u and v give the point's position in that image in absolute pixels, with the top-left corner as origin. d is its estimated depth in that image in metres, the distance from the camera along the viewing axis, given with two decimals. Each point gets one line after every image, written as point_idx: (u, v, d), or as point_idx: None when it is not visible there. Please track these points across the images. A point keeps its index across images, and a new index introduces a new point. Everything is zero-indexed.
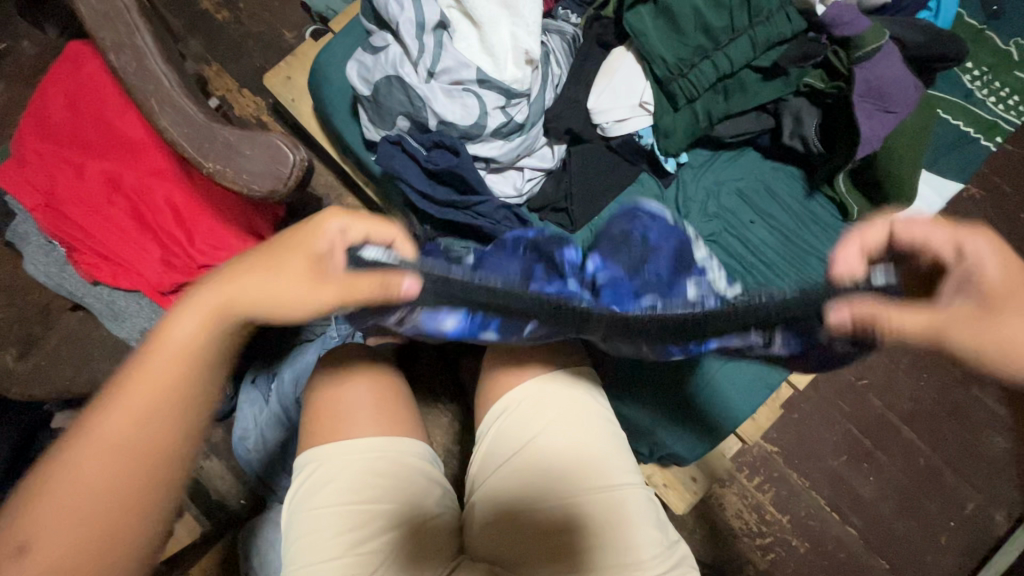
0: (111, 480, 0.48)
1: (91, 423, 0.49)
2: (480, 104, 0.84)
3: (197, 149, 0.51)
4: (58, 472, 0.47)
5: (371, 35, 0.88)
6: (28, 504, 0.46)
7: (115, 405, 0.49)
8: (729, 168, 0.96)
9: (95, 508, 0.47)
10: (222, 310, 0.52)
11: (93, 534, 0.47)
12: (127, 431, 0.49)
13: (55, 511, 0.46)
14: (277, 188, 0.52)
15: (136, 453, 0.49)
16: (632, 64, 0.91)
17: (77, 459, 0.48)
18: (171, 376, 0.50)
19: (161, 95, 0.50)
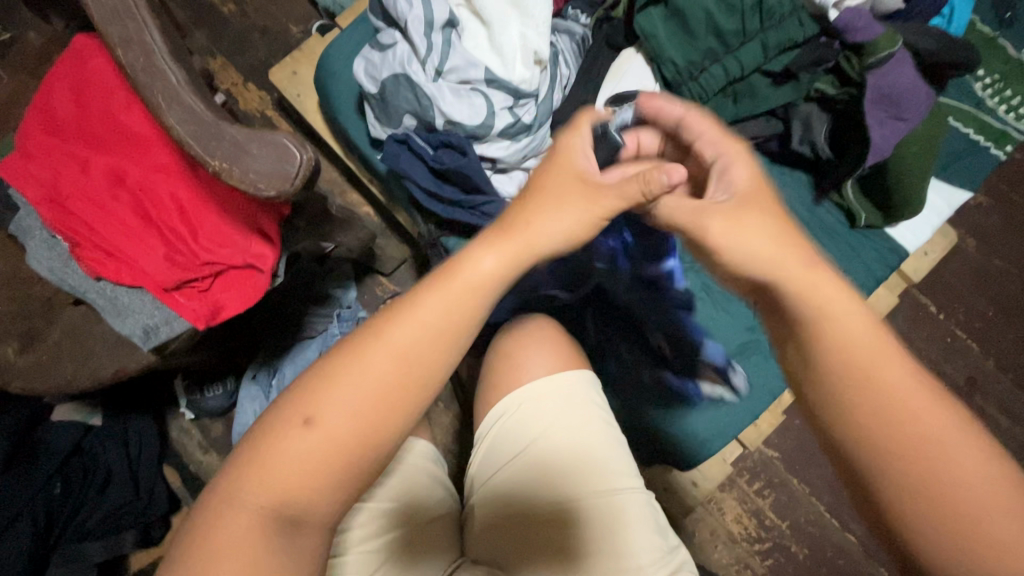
0: (394, 385, 0.48)
1: (393, 328, 0.49)
2: (488, 104, 0.83)
3: (204, 148, 0.50)
4: (354, 361, 0.48)
5: (379, 32, 0.87)
6: (327, 379, 0.48)
7: (421, 319, 0.49)
8: None
9: (372, 402, 0.48)
10: (511, 246, 0.53)
11: (368, 426, 0.48)
12: (418, 340, 0.49)
13: (347, 395, 0.47)
14: (285, 187, 0.51)
15: (408, 369, 0.49)
16: (642, 65, 0.91)
17: (382, 356, 0.48)
18: (463, 302, 0.51)
19: (169, 92, 0.50)
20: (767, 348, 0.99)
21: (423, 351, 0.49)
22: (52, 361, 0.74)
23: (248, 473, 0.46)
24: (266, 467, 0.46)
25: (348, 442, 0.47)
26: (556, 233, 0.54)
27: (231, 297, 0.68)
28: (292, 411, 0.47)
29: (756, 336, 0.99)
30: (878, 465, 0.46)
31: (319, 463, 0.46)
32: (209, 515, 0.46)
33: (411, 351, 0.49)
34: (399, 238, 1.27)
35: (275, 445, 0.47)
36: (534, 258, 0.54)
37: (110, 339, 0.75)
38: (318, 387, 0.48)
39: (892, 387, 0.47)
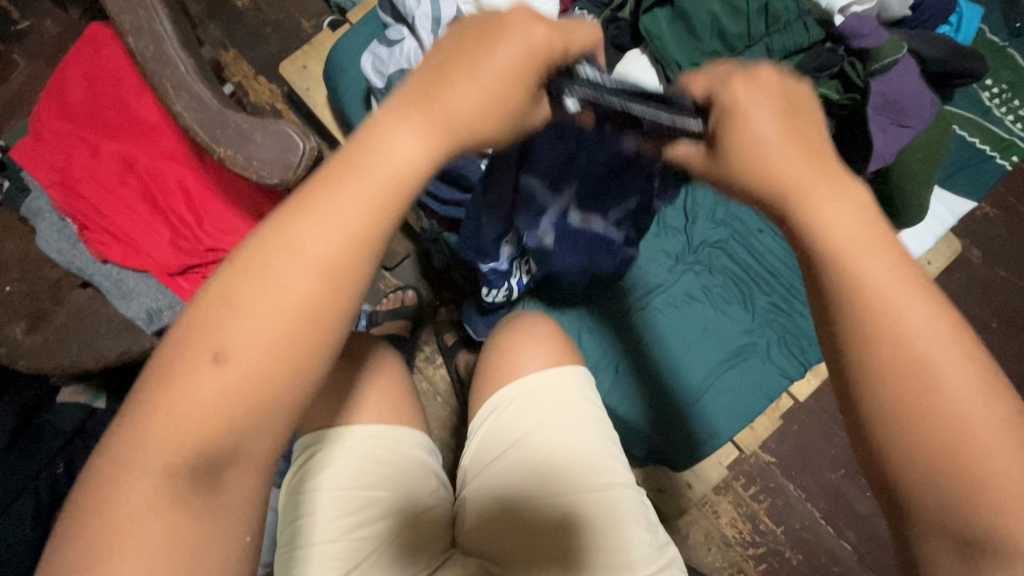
0: (295, 307, 0.37)
1: (285, 234, 0.37)
2: None
3: (210, 136, 0.52)
4: (250, 278, 0.37)
5: (388, 27, 0.89)
6: (221, 302, 0.36)
7: (318, 218, 0.37)
8: None
9: (271, 334, 0.36)
10: (437, 124, 0.39)
11: (273, 360, 0.36)
12: (321, 250, 0.37)
13: (238, 323, 0.36)
14: (286, 176, 0.52)
15: (315, 286, 0.37)
16: (645, 67, 0.88)
17: (277, 273, 0.37)
18: (378, 194, 0.38)
19: (177, 79, 0.51)
20: (764, 352, 0.99)
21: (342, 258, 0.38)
22: (58, 342, 0.76)
23: (132, 438, 0.36)
24: (155, 427, 0.35)
25: (249, 381, 0.36)
26: (509, 107, 0.42)
27: None
28: (182, 354, 0.36)
29: (753, 340, 0.99)
30: (877, 418, 0.36)
31: (222, 413, 0.36)
32: (92, 493, 0.35)
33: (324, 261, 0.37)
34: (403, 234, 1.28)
35: (159, 403, 0.36)
36: (475, 135, 0.41)
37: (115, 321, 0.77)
38: (209, 319, 0.36)
39: (946, 372, 0.34)
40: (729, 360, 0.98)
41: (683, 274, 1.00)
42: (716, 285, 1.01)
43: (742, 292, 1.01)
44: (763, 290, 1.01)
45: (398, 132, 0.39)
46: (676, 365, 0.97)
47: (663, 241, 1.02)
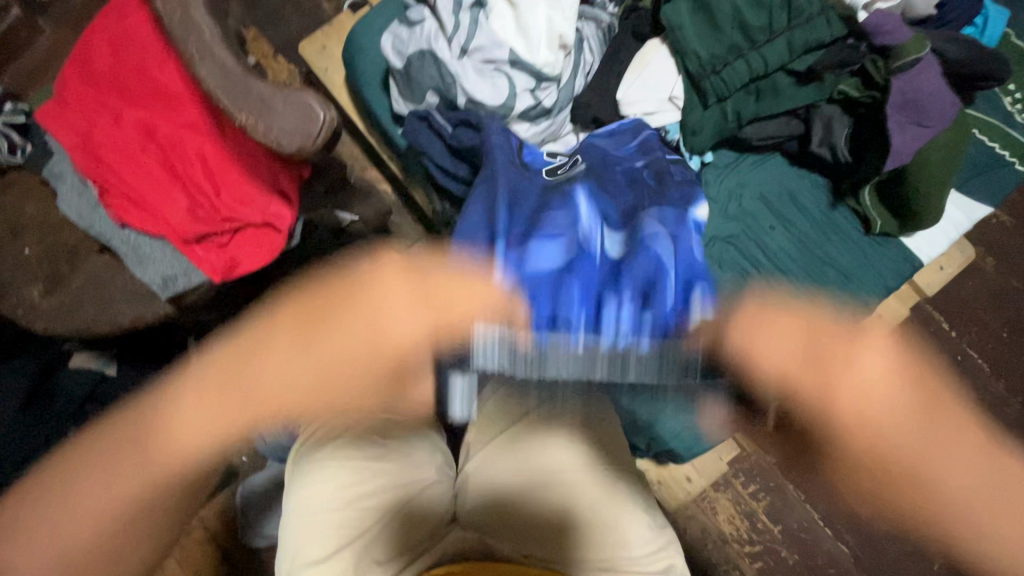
0: (158, 473, 0.55)
1: (156, 428, 0.55)
2: (510, 86, 0.85)
3: (233, 102, 0.52)
4: (122, 442, 0.55)
5: (408, 8, 0.89)
6: (95, 456, 0.54)
7: (172, 411, 0.55)
8: (755, 172, 1.02)
9: (114, 513, 0.54)
10: (235, 413, 0.55)
11: (128, 522, 0.54)
12: (174, 453, 0.54)
13: (96, 494, 0.53)
14: (305, 146, 0.53)
15: (168, 476, 0.55)
16: (666, 57, 0.91)
17: (147, 453, 0.55)
18: (231, 400, 0.55)
19: (203, 45, 0.52)
20: None
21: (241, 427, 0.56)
22: (74, 305, 0.77)
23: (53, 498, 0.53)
24: (55, 522, 0.52)
25: (120, 525, 0.54)
26: (295, 377, 0.56)
27: (247, 254, 0.70)
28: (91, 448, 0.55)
29: None
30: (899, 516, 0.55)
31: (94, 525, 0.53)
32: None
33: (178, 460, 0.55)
34: (414, 217, 1.30)
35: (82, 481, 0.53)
36: (324, 381, 0.58)
37: (129, 288, 0.78)
38: (133, 448, 0.55)
39: (892, 429, 0.55)
40: None
41: None
42: None
43: None
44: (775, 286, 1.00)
45: (267, 367, 0.56)
46: None
47: None
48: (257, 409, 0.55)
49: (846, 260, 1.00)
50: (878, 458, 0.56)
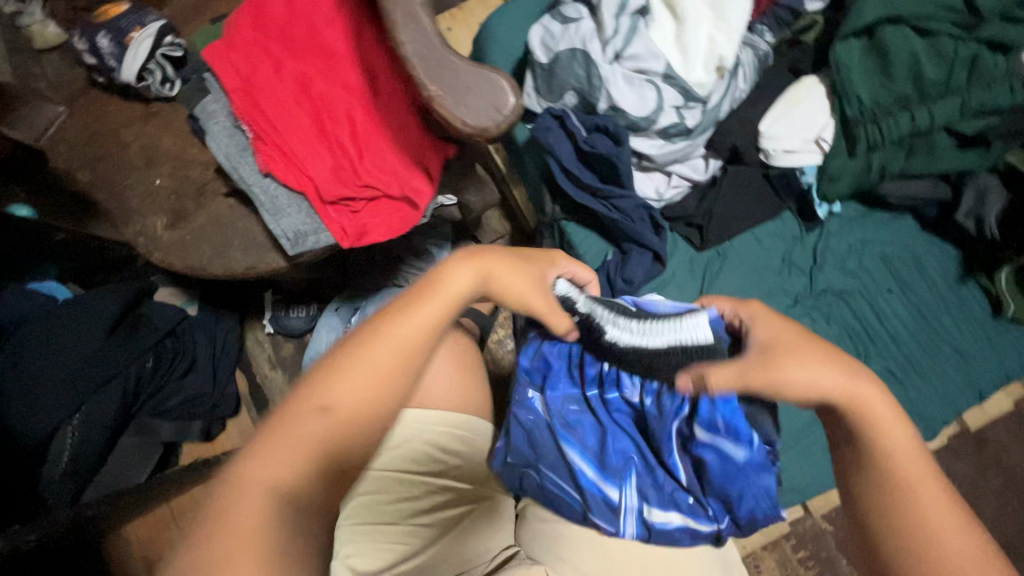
0: (344, 426, 0.44)
1: (320, 394, 0.44)
2: (659, 100, 0.81)
3: (432, 80, 0.50)
4: (296, 412, 0.43)
5: (563, 4, 0.86)
6: (268, 440, 0.42)
7: (339, 372, 0.45)
8: (880, 230, 0.97)
9: (315, 453, 0.42)
10: (411, 348, 0.48)
11: (333, 469, 0.42)
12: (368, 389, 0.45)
13: (283, 465, 0.41)
14: (487, 131, 0.51)
15: (360, 414, 0.44)
16: (821, 96, 0.86)
17: (314, 415, 0.43)
18: (418, 335, 0.48)
19: (408, 10, 0.50)
20: None
21: (404, 368, 0.47)
22: (191, 242, 0.78)
23: (218, 502, 0.39)
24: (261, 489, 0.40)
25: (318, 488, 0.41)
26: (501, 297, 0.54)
27: (379, 223, 0.69)
28: (295, 406, 0.43)
29: None
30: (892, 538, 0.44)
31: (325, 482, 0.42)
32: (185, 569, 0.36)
33: (434, 328, 0.50)
34: (503, 212, 1.30)
35: (254, 466, 0.40)
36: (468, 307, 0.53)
37: (247, 237, 0.78)
38: (312, 393, 0.44)
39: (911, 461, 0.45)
40: None
41: (798, 316, 0.95)
42: (832, 336, 0.95)
43: (858, 350, 0.95)
44: (879, 354, 0.95)
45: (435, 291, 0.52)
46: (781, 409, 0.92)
47: (782, 278, 0.97)
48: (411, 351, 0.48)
49: (965, 338, 0.94)
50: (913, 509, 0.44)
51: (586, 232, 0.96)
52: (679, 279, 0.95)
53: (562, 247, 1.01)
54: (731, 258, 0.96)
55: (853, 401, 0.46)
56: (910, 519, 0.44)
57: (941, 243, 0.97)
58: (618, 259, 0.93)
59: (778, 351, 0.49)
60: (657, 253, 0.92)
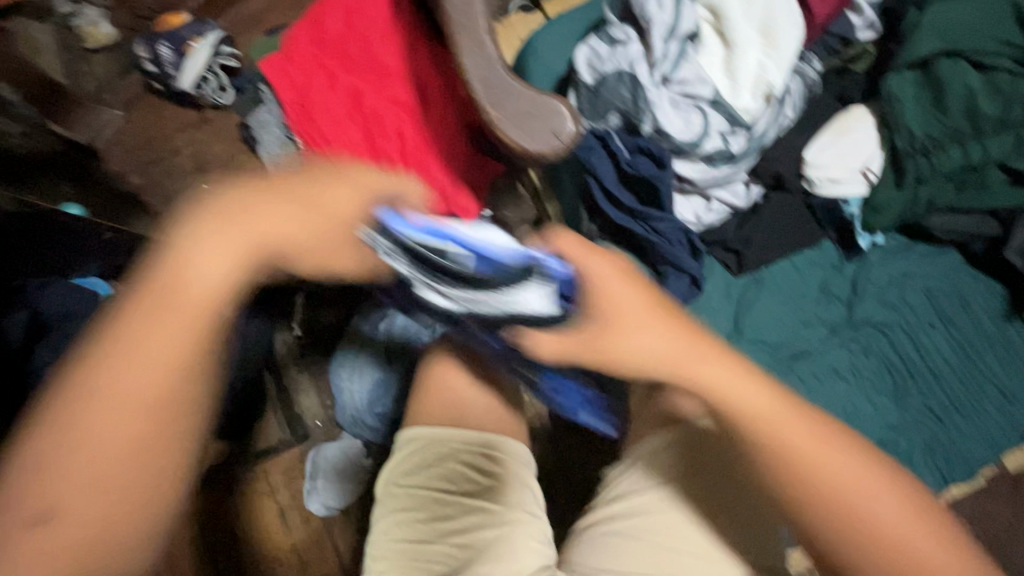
0: (128, 419, 0.41)
1: (94, 397, 0.41)
2: (705, 125, 0.81)
3: (495, 106, 0.51)
4: (77, 412, 0.41)
5: (610, 26, 0.87)
6: (52, 445, 0.40)
7: (109, 366, 0.41)
8: (923, 263, 0.95)
9: (108, 449, 0.41)
10: (191, 323, 0.43)
11: (134, 459, 0.42)
12: (140, 378, 0.42)
13: (80, 465, 0.40)
14: (545, 156, 0.51)
15: (149, 403, 0.42)
16: (870, 127, 0.85)
17: (95, 419, 0.41)
18: (195, 311, 0.44)
19: (473, 36, 0.51)
20: (907, 455, 0.90)
21: (148, 414, 0.42)
22: None
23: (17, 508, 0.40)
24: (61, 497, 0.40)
25: (131, 479, 0.41)
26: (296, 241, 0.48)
27: None
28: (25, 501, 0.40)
29: (896, 438, 0.90)
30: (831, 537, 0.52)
31: (112, 529, 0.41)
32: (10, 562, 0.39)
33: (189, 341, 0.43)
34: None
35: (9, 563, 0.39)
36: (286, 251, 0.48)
37: None
38: (41, 473, 0.40)
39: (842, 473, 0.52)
40: None
41: (834, 347, 0.94)
42: (869, 369, 0.93)
43: (897, 385, 0.93)
44: (919, 391, 0.92)
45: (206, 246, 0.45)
46: None
47: (820, 307, 0.96)
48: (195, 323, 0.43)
49: (1008, 378, 0.91)
50: (845, 513, 0.51)
51: (622, 252, 0.95)
52: (714, 305, 0.95)
53: None
54: (770, 285, 0.95)
55: (735, 406, 0.54)
56: (835, 504, 0.51)
57: (989, 280, 0.94)
58: (654, 281, 0.92)
59: (620, 324, 0.53)
60: (694, 277, 0.91)
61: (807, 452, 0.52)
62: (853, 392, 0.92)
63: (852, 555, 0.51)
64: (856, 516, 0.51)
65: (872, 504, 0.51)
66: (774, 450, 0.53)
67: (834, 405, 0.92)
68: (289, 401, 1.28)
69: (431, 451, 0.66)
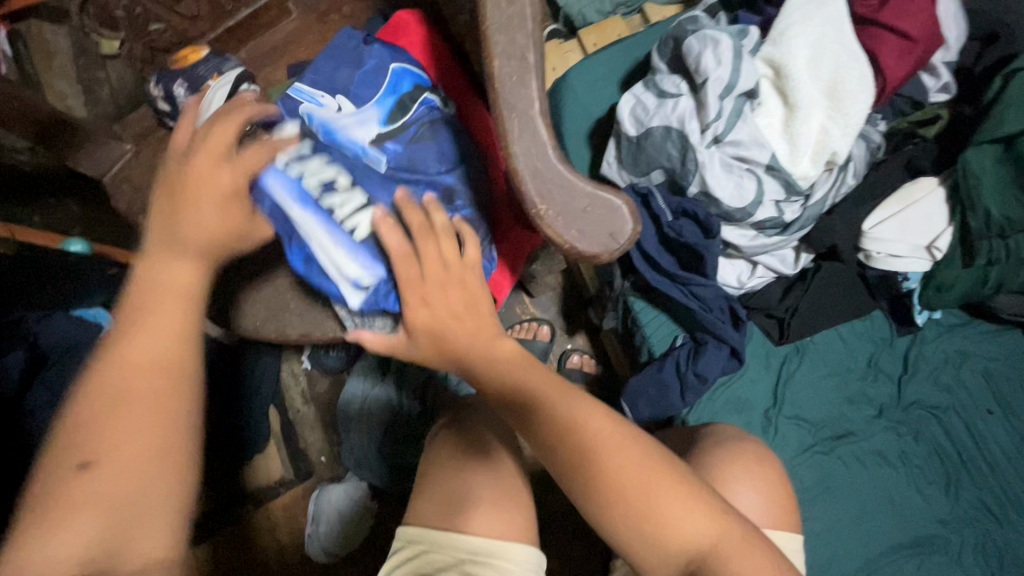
0: (131, 479, 0.41)
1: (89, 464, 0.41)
2: (758, 192, 0.75)
3: (546, 203, 0.45)
4: (75, 484, 0.40)
5: (658, 74, 0.80)
6: (49, 513, 0.39)
7: (103, 431, 0.42)
8: (983, 343, 0.88)
9: (102, 508, 0.40)
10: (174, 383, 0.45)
11: (125, 513, 0.41)
12: (137, 439, 0.42)
13: (67, 530, 0.39)
14: (602, 256, 0.46)
15: (145, 469, 0.42)
16: (936, 201, 0.80)
17: (85, 488, 0.40)
18: (155, 372, 0.45)
19: (524, 120, 0.44)
20: (957, 554, 0.83)
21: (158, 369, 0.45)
22: (245, 303, 0.73)
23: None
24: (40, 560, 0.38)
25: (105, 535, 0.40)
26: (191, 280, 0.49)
27: None
28: (61, 461, 0.41)
29: (944, 535, 0.84)
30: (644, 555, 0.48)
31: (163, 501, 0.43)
32: None
33: (167, 369, 0.45)
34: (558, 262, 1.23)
35: (39, 529, 0.39)
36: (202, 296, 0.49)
37: (306, 301, 0.74)
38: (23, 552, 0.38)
39: (694, 528, 0.47)
40: (910, 547, 0.83)
41: (882, 431, 0.86)
42: (918, 456, 0.86)
43: (948, 475, 0.86)
44: (972, 481, 0.85)
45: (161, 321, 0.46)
46: (855, 533, 0.84)
47: (867, 385, 0.88)
48: (146, 380, 0.44)
49: None
50: (648, 512, 0.47)
51: (656, 313, 0.89)
52: (753, 376, 0.87)
53: (625, 323, 0.94)
54: (818, 358, 0.88)
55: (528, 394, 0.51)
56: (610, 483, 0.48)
57: None
58: (689, 347, 0.85)
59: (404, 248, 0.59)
60: (735, 348, 0.84)
61: (587, 435, 0.49)
62: (899, 481, 0.85)
63: (636, 549, 0.48)
64: (641, 504, 0.47)
65: (676, 508, 0.47)
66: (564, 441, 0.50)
67: (877, 493, 0.85)
68: (293, 436, 1.23)
69: (430, 553, 0.56)
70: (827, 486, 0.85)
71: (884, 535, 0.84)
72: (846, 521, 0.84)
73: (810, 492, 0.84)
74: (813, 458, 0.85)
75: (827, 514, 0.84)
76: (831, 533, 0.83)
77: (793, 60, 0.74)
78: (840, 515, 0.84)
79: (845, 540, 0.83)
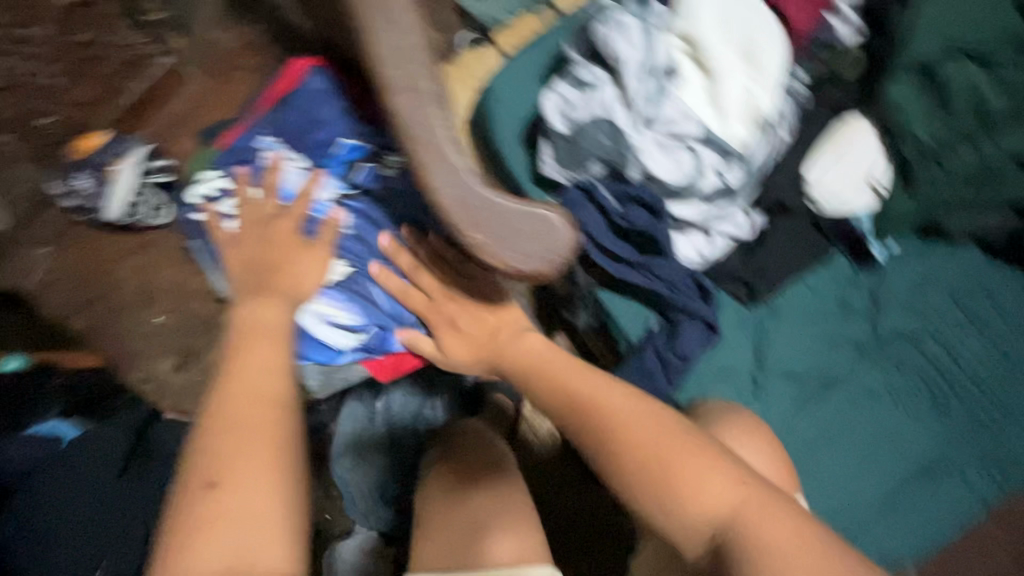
0: (262, 490, 0.47)
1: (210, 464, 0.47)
2: (698, 164, 0.75)
3: (483, 234, 0.43)
4: (203, 516, 0.45)
5: (575, 65, 0.78)
6: (186, 543, 0.44)
7: (211, 451, 0.48)
8: (942, 265, 0.90)
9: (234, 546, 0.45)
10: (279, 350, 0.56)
11: (255, 538, 0.45)
12: (257, 446, 0.48)
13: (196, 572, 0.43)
14: (548, 272, 0.45)
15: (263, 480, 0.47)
16: (869, 138, 0.81)
17: (205, 536, 0.44)
18: (267, 382, 0.53)
19: (439, 151, 0.43)
20: (957, 472, 0.85)
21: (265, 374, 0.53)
22: None
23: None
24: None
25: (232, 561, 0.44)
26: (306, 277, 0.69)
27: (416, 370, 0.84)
28: (189, 488, 0.46)
29: (942, 458, 0.85)
30: (690, 534, 0.49)
31: (273, 517, 0.47)
32: None
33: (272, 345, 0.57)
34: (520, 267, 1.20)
35: (190, 553, 0.44)
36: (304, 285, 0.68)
37: None
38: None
39: (726, 496, 0.49)
40: (914, 476, 0.85)
41: (865, 369, 0.87)
42: (904, 384, 0.88)
43: (936, 398, 0.87)
44: (963, 400, 0.87)
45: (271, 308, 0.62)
46: (859, 475, 0.84)
47: (843, 326, 0.88)
48: (275, 376, 0.54)
49: None
50: (679, 488, 0.50)
51: (625, 302, 0.87)
52: (730, 344, 0.86)
53: (598, 317, 0.92)
54: (792, 314, 0.88)
55: (606, 415, 0.54)
56: (677, 504, 0.50)
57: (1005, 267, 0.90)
58: (665, 330, 0.84)
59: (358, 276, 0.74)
60: (709, 322, 0.84)
61: (668, 467, 0.51)
62: (889, 414, 0.86)
63: (683, 536, 0.50)
64: (705, 515, 0.49)
65: (703, 475, 0.50)
66: (637, 456, 0.52)
67: (874, 431, 0.86)
68: None
69: None
70: (822, 437, 0.85)
71: (885, 470, 0.85)
72: (845, 467, 0.84)
73: (809, 448, 0.84)
74: (805, 412, 0.85)
75: (829, 466, 0.84)
76: (835, 483, 0.84)
77: (704, 30, 0.75)
78: (839, 463, 0.84)
79: (850, 486, 0.84)
